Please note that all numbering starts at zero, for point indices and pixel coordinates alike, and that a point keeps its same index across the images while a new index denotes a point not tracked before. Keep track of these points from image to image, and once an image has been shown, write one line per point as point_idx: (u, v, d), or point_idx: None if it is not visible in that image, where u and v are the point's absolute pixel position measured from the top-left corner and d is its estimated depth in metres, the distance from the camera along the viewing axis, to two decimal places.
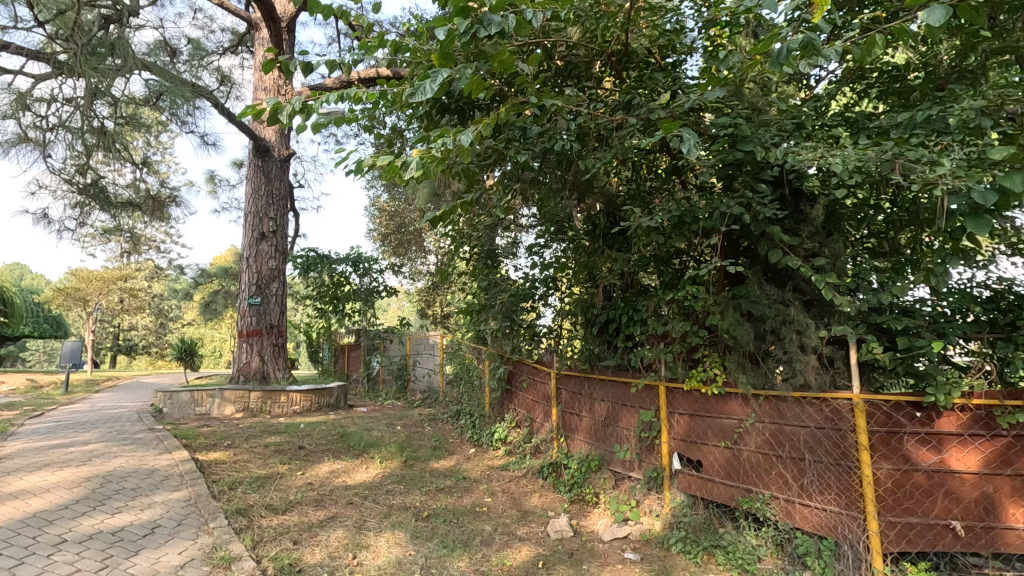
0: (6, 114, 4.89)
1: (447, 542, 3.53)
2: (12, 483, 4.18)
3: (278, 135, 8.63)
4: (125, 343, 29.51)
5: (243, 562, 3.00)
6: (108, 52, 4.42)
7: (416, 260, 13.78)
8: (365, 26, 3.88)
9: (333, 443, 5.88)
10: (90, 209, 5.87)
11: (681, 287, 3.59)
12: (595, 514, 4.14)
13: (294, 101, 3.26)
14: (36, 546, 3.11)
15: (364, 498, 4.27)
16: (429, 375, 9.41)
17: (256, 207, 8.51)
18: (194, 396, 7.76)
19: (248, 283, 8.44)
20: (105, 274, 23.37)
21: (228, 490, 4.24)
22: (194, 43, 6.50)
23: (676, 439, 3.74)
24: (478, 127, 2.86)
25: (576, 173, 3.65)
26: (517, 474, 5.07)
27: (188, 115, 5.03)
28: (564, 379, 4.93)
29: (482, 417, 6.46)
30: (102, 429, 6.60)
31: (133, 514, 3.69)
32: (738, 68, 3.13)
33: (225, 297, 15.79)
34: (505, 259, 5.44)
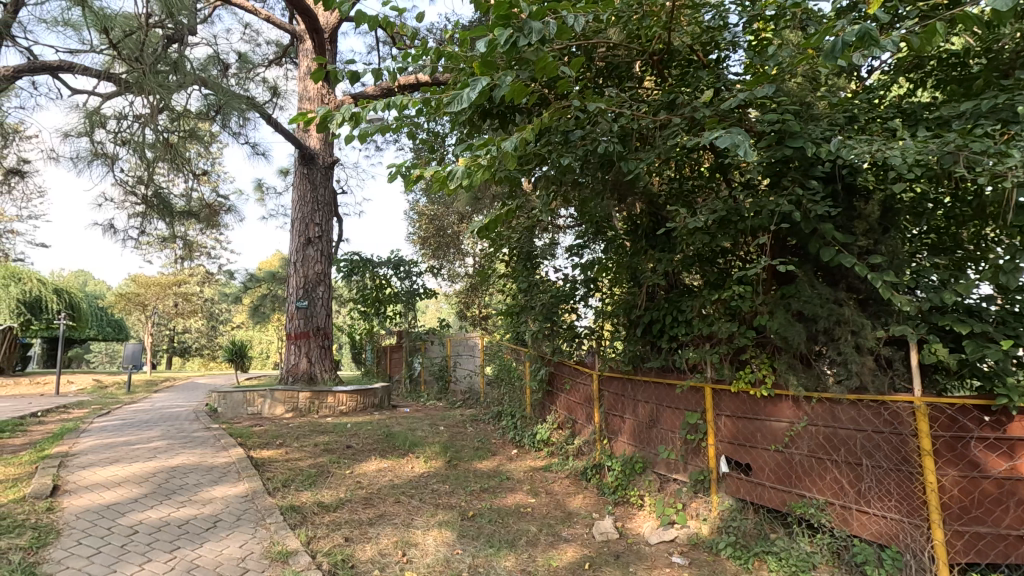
0: (78, 131, 5.20)
1: (493, 541, 3.57)
2: (87, 477, 4.46)
3: (323, 143, 8.90)
4: (180, 345, 30.90)
5: (300, 557, 3.11)
6: (169, 70, 4.67)
7: (455, 262, 13.95)
8: (408, 34, 3.99)
9: (379, 443, 6.02)
10: (150, 218, 6.21)
11: (727, 287, 3.52)
12: (640, 517, 4.10)
13: (342, 111, 3.37)
14: (111, 537, 3.30)
15: (411, 497, 4.36)
16: (470, 376, 9.50)
17: (302, 213, 8.79)
18: (247, 396, 8.08)
19: (295, 287, 8.73)
20: (161, 280, 24.62)
21: (282, 487, 4.41)
22: (242, 57, 6.76)
23: (724, 442, 3.68)
24: (522, 133, 2.90)
25: (618, 174, 3.64)
26: (560, 476, 5.07)
27: (241, 127, 5.28)
28: (606, 381, 4.90)
29: (525, 418, 6.49)
30: (163, 429, 6.79)
31: (196, 508, 3.87)
32: (787, 63, 3.06)
33: (272, 301, 16.37)
34: (543, 261, 5.42)
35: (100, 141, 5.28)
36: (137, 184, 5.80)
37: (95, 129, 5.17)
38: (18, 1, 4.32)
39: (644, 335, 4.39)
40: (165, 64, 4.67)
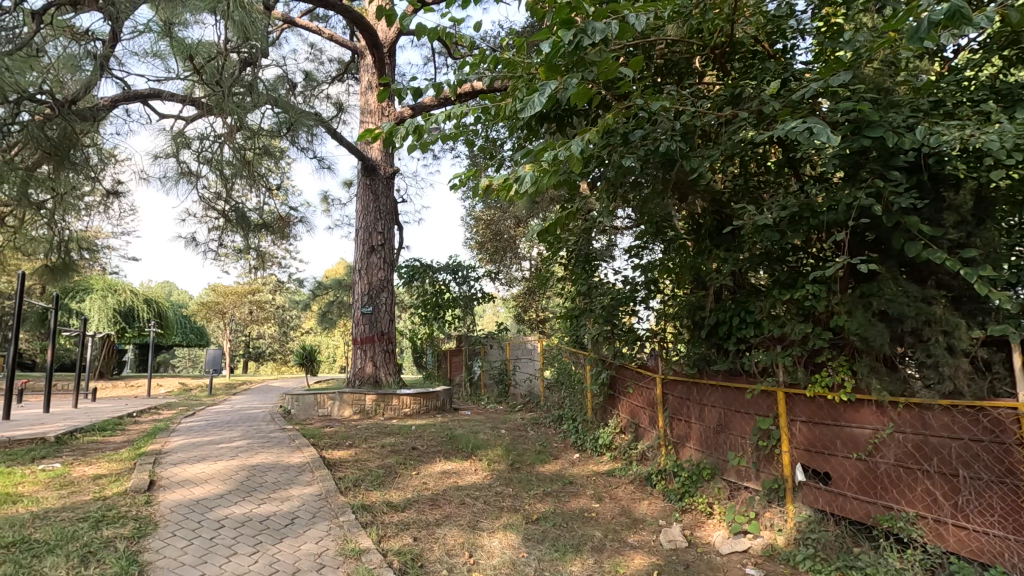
0: (167, 153, 5.60)
1: (558, 545, 3.56)
2: (179, 473, 4.82)
3: (384, 154, 9.19)
4: (255, 350, 32.80)
5: (372, 555, 3.22)
6: (245, 91, 4.85)
7: (512, 266, 14.04)
8: (467, 44, 4.09)
9: (443, 445, 6.14)
10: (229, 231, 6.64)
11: (800, 287, 3.37)
12: (710, 525, 3.96)
13: (407, 124, 3.48)
14: (201, 530, 3.55)
15: (476, 499, 4.42)
16: (530, 380, 9.51)
17: (366, 222, 9.11)
18: (317, 398, 8.45)
19: (361, 293, 9.06)
20: (238, 289, 26.24)
21: (353, 486, 4.58)
22: (308, 75, 7.09)
23: (799, 449, 3.50)
24: (587, 135, 2.90)
25: (682, 173, 3.58)
26: (624, 481, 4.97)
27: (310, 143, 5.53)
28: (670, 385, 4.79)
29: (586, 422, 6.43)
30: (243, 430, 7.19)
31: (275, 505, 4.09)
32: (864, 47, 2.90)
33: (339, 307, 17.07)
34: (600, 264, 5.32)
35: (184, 161, 5.68)
36: (217, 199, 6.20)
37: (181, 150, 5.56)
38: (115, 36, 4.67)
39: (709, 337, 4.25)
40: (239, 86, 4.87)
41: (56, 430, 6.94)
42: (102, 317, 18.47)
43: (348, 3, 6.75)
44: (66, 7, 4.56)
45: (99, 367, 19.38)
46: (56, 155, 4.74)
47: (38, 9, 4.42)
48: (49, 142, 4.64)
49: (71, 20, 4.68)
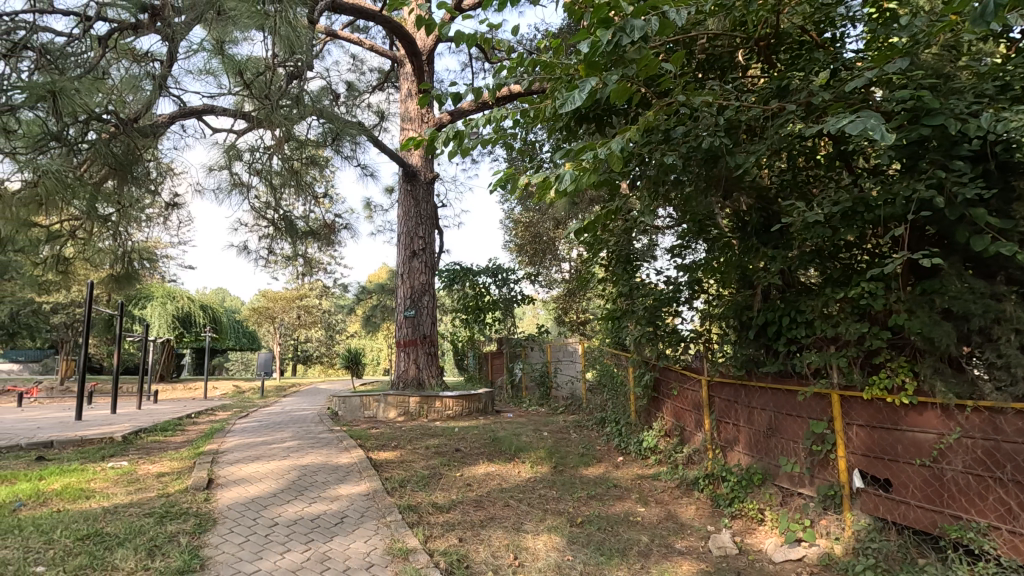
0: (220, 165, 5.86)
1: (604, 550, 3.51)
2: (235, 472, 5.03)
3: (424, 159, 9.34)
4: (303, 354, 33.87)
5: (418, 555, 3.27)
6: (290, 103, 4.99)
7: (552, 268, 14.02)
8: (505, 48, 4.13)
9: (486, 447, 6.17)
10: (278, 238, 6.89)
11: (854, 284, 3.23)
12: (761, 532, 3.83)
13: (447, 129, 3.53)
14: (256, 527, 3.69)
15: (519, 500, 4.43)
16: (572, 382, 9.45)
17: (407, 228, 9.28)
18: (363, 400, 8.66)
19: (403, 297, 9.23)
20: (287, 294, 27.19)
21: (399, 487, 4.67)
22: (350, 85, 7.29)
23: (857, 454, 3.35)
24: (628, 134, 2.87)
25: (726, 169, 3.50)
26: (670, 485, 4.87)
27: (353, 151, 5.68)
28: (717, 387, 4.67)
29: (629, 425, 6.33)
30: (293, 430, 7.43)
31: (325, 504, 4.21)
32: (922, 32, 2.76)
33: (383, 311, 17.43)
34: (642, 264, 5.25)
35: (237, 172, 5.93)
36: (268, 209, 6.44)
37: (233, 162, 5.80)
38: (172, 55, 4.92)
39: (757, 338, 4.13)
40: (286, 98, 5.01)
41: (123, 430, 7.35)
42: (162, 322, 19.35)
43: (388, 14, 6.91)
44: (128, 31, 4.91)
45: (160, 371, 20.41)
46: (121, 170, 4.98)
47: (102, 34, 4.91)
48: (115, 158, 4.85)
49: (132, 42, 5.04)
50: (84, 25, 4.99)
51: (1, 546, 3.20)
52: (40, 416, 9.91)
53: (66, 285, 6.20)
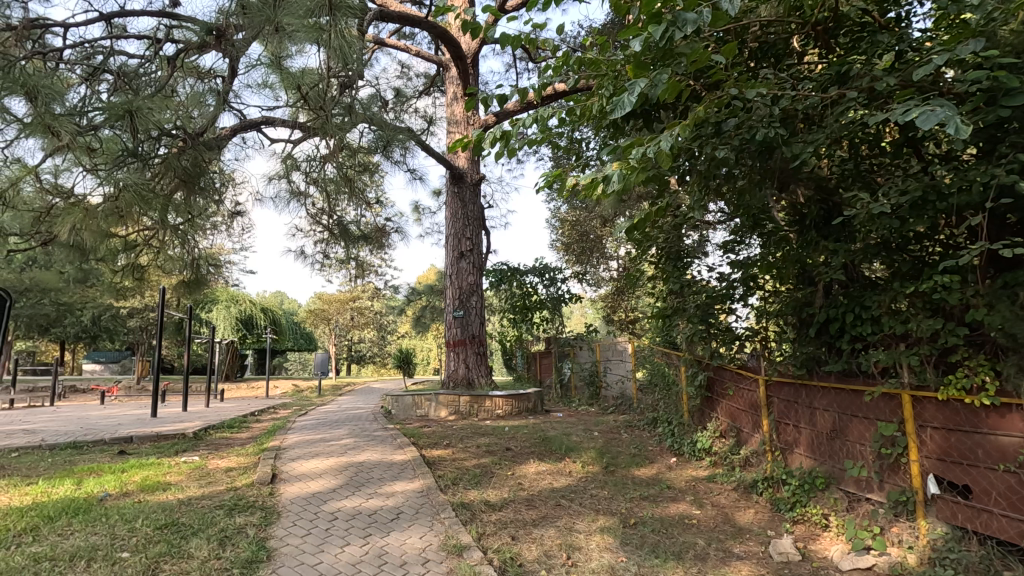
0: (279, 174, 6.12)
1: (658, 552, 3.46)
2: (297, 467, 5.25)
3: (470, 162, 9.44)
4: (356, 354, 34.94)
5: (472, 552, 3.31)
6: (341, 112, 5.10)
7: (599, 266, 13.90)
8: (549, 47, 4.13)
9: (536, 447, 6.18)
10: (333, 243, 7.15)
11: (926, 278, 3.06)
12: (826, 539, 3.66)
13: (494, 130, 3.56)
14: (317, 520, 3.84)
15: (571, 500, 4.42)
16: (622, 382, 9.35)
17: (455, 229, 9.41)
18: (415, 399, 8.86)
19: (452, 298, 9.36)
20: (340, 296, 28.12)
21: (452, 484, 4.75)
22: (398, 91, 7.46)
23: (931, 458, 3.17)
24: (679, 130, 2.83)
25: (781, 161, 3.38)
26: (726, 488, 4.72)
27: (402, 156, 5.81)
28: (775, 387, 4.51)
29: (682, 425, 6.19)
30: (350, 428, 7.68)
31: (382, 500, 4.33)
32: (1000, 7, 2.58)
33: (432, 313, 17.75)
34: (693, 261, 5.12)
35: (294, 181, 6.17)
36: (323, 215, 6.68)
37: (290, 171, 6.05)
38: (233, 71, 5.17)
39: (819, 336, 3.96)
40: (338, 107, 5.12)
41: (193, 427, 7.81)
42: (227, 324, 20.48)
43: (433, 20, 7.03)
44: (193, 51, 5.22)
45: (225, 371, 21.53)
46: (188, 182, 5.19)
47: (170, 55, 5.24)
48: (184, 170, 5.08)
49: (196, 61, 5.31)
50: (155, 47, 5.34)
51: (91, 533, 3.46)
52: (120, 413, 10.65)
53: (142, 290, 6.64)
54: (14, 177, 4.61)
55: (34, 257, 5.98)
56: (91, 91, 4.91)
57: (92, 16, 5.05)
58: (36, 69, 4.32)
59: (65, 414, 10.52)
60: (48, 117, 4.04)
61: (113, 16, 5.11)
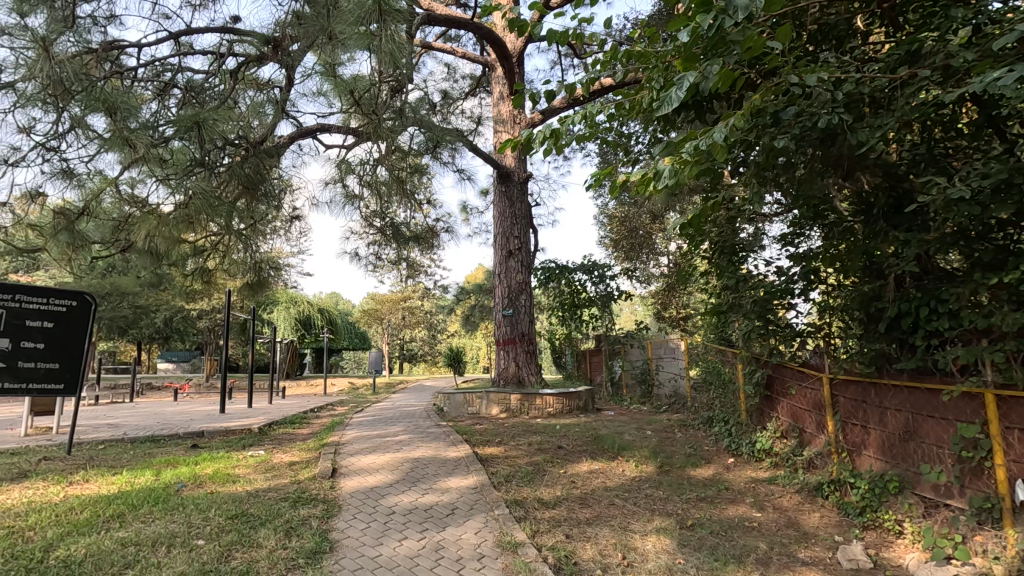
0: (334, 179, 6.32)
1: (718, 555, 3.36)
2: (356, 463, 5.42)
3: (517, 160, 9.45)
4: (408, 353, 35.72)
5: (527, 549, 3.32)
6: (392, 116, 5.19)
7: (649, 263, 13.65)
8: (597, 41, 4.07)
9: (588, 445, 6.14)
10: (386, 244, 7.34)
11: (1012, 267, 2.84)
12: (900, 546, 3.46)
13: (543, 129, 3.54)
14: (376, 514, 3.96)
15: (625, 499, 4.37)
16: (675, 380, 9.17)
17: (503, 228, 9.46)
18: (466, 398, 9.02)
19: (501, 296, 9.41)
20: (392, 297, 28.85)
21: (505, 481, 4.79)
22: (444, 94, 7.55)
23: (1020, 463, 2.94)
24: (734, 120, 2.73)
25: (846, 148, 3.21)
26: (789, 491, 4.53)
27: (450, 156, 5.88)
28: (840, 386, 4.30)
29: (740, 425, 5.99)
30: (405, 425, 7.87)
31: (437, 495, 4.42)
32: None
33: (480, 311, 17.92)
34: (748, 255, 4.96)
35: (348, 185, 6.36)
36: (376, 217, 6.87)
37: (345, 175, 6.23)
38: (289, 80, 5.38)
39: (889, 332, 3.75)
40: (389, 111, 5.21)
41: (258, 423, 8.19)
42: (286, 325, 21.40)
43: (479, 21, 7.07)
44: (253, 63, 5.48)
45: (286, 369, 22.49)
46: (251, 189, 5.44)
47: (232, 69, 5.52)
48: (247, 177, 5.34)
49: (256, 73, 5.58)
50: (218, 62, 5.64)
51: (170, 521, 3.70)
52: (192, 409, 11.32)
53: (210, 294, 7.03)
54: (96, 189, 5.01)
55: (114, 263, 6.43)
56: (162, 106, 5.22)
57: (161, 36, 5.37)
58: (114, 87, 4.65)
59: (144, 410, 11.26)
60: (125, 131, 4.35)
61: (180, 35, 5.42)
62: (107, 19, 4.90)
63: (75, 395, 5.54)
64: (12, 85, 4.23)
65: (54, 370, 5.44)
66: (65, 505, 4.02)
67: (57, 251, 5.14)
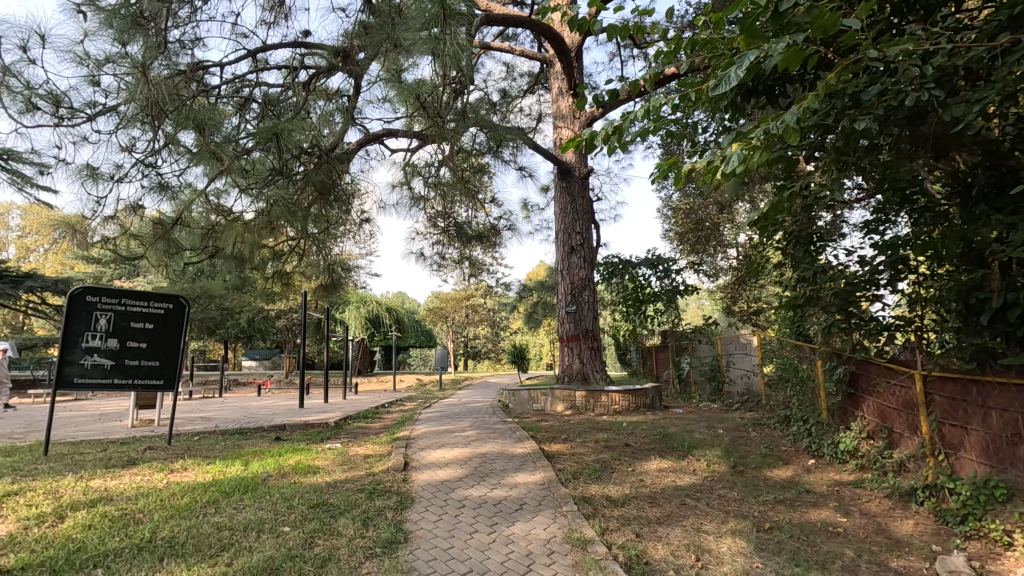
0: (401, 182, 6.52)
1: (799, 560, 3.20)
2: (426, 457, 5.58)
3: (578, 156, 9.32)
4: (472, 350, 36.35)
5: (597, 546, 3.30)
6: (453, 118, 5.24)
7: (717, 256, 13.20)
8: (660, 30, 3.96)
9: (656, 443, 6.01)
10: (449, 244, 7.49)
11: None
12: (1010, 559, 3.13)
13: (605, 126, 3.50)
14: (447, 507, 4.06)
15: (697, 500, 4.24)
16: (748, 377, 8.84)
17: (565, 225, 9.41)
18: (532, 394, 9.19)
19: (565, 293, 9.37)
20: (455, 295, 29.51)
21: (573, 478, 4.78)
22: (503, 92, 7.60)
23: None
24: (809, 100, 2.57)
25: (938, 126, 2.96)
26: (877, 495, 4.24)
27: (512, 155, 5.92)
28: (936, 383, 3.99)
29: (820, 425, 5.67)
30: (472, 420, 8.01)
31: (505, 490, 4.47)
32: None
33: (543, 308, 17.95)
34: (827, 245, 4.76)
35: (413, 187, 6.55)
36: (441, 218, 7.04)
37: (411, 177, 6.41)
38: (356, 89, 5.61)
39: (992, 325, 3.45)
40: (451, 113, 5.26)
41: (334, 417, 8.61)
42: (357, 323, 22.34)
43: (537, 17, 7.06)
44: (323, 74, 5.75)
45: (358, 366, 23.49)
46: (324, 194, 5.71)
47: (304, 82, 5.81)
48: (321, 183, 5.61)
49: (326, 84, 5.85)
50: (291, 75, 5.94)
51: (258, 508, 3.96)
52: (275, 403, 12.05)
53: (288, 295, 7.44)
54: (187, 200, 5.54)
55: (203, 268, 6.93)
56: (242, 120, 5.58)
57: (240, 54, 5.72)
58: (200, 105, 5.02)
59: (233, 404, 12.09)
60: (212, 145, 4.66)
61: (258, 52, 5.76)
62: (193, 42, 5.28)
63: (172, 391, 6.03)
64: (115, 108, 4.71)
65: (155, 368, 5.96)
66: (168, 490, 4.40)
67: (155, 259, 5.59)
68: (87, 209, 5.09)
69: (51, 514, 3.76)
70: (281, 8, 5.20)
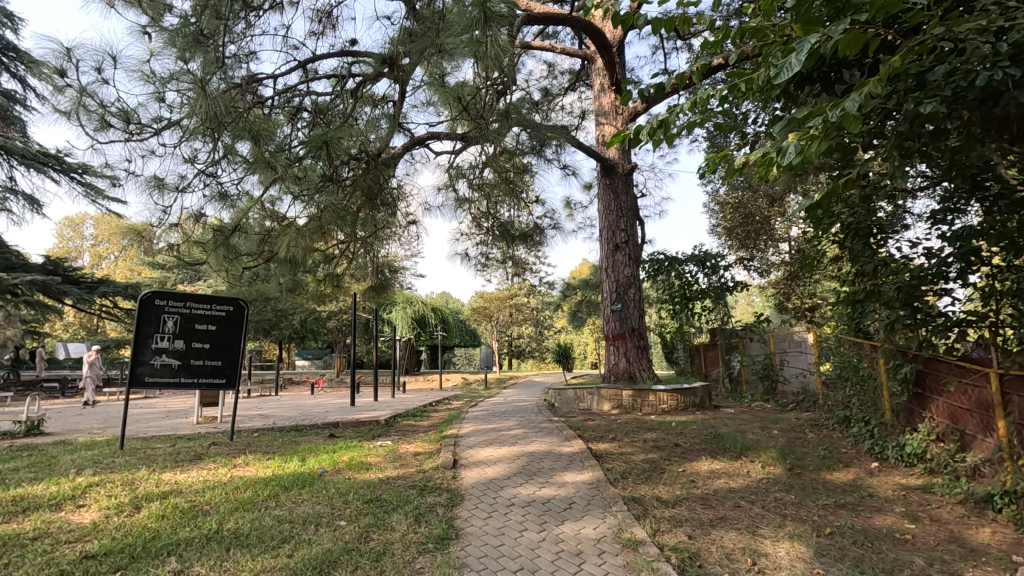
0: (445, 184, 6.61)
1: (863, 567, 3.07)
2: (474, 455, 5.65)
3: (621, 152, 9.19)
4: (516, 348, 36.51)
5: (648, 547, 3.26)
6: (496, 119, 5.25)
7: (767, 251, 12.78)
8: (706, 20, 3.86)
9: (708, 444, 5.87)
10: (493, 244, 7.55)
11: None
12: None
13: (651, 121, 3.45)
14: (496, 505, 4.09)
15: (752, 502, 4.11)
16: (803, 375, 8.52)
17: (609, 222, 9.30)
18: (577, 394, 9.13)
19: (610, 292, 9.27)
20: (499, 295, 29.69)
21: (621, 478, 4.73)
22: (544, 91, 7.57)
23: None
24: (870, 86, 2.45)
25: (1013, 107, 2.76)
26: (949, 501, 4.00)
27: (555, 153, 5.90)
28: (1014, 382, 3.73)
29: (882, 425, 5.41)
30: (519, 419, 8.05)
31: (554, 489, 4.48)
32: None
33: (588, 306, 17.84)
34: (889, 236, 4.53)
35: (457, 188, 6.62)
36: (485, 218, 7.09)
37: (455, 179, 6.49)
38: (401, 95, 5.74)
39: None
40: (494, 114, 5.27)
41: (384, 415, 8.82)
42: (404, 323, 22.83)
43: (578, 15, 7.02)
44: (369, 81, 5.91)
45: (405, 365, 23.99)
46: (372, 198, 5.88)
47: (351, 89, 5.99)
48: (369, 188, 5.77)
49: (372, 91, 6.00)
50: (340, 83, 6.14)
51: (316, 502, 4.11)
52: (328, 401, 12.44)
53: (339, 296, 7.68)
54: (245, 207, 5.80)
55: (259, 272, 7.24)
56: (294, 129, 5.80)
57: (291, 65, 5.95)
58: (256, 116, 5.25)
59: (288, 402, 12.56)
60: (268, 154, 4.86)
61: (307, 62, 5.97)
62: (247, 56, 5.53)
63: (234, 389, 6.33)
64: (179, 122, 4.99)
65: (218, 367, 6.27)
66: (232, 484, 4.63)
67: (217, 264, 5.88)
68: (155, 218, 5.42)
69: (128, 504, 4.03)
70: (329, 19, 5.39)
